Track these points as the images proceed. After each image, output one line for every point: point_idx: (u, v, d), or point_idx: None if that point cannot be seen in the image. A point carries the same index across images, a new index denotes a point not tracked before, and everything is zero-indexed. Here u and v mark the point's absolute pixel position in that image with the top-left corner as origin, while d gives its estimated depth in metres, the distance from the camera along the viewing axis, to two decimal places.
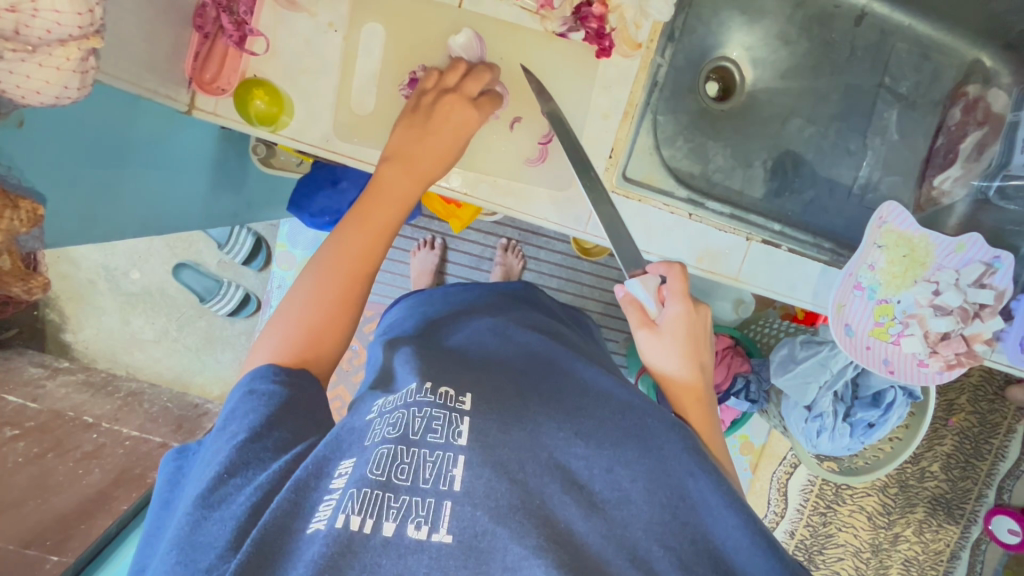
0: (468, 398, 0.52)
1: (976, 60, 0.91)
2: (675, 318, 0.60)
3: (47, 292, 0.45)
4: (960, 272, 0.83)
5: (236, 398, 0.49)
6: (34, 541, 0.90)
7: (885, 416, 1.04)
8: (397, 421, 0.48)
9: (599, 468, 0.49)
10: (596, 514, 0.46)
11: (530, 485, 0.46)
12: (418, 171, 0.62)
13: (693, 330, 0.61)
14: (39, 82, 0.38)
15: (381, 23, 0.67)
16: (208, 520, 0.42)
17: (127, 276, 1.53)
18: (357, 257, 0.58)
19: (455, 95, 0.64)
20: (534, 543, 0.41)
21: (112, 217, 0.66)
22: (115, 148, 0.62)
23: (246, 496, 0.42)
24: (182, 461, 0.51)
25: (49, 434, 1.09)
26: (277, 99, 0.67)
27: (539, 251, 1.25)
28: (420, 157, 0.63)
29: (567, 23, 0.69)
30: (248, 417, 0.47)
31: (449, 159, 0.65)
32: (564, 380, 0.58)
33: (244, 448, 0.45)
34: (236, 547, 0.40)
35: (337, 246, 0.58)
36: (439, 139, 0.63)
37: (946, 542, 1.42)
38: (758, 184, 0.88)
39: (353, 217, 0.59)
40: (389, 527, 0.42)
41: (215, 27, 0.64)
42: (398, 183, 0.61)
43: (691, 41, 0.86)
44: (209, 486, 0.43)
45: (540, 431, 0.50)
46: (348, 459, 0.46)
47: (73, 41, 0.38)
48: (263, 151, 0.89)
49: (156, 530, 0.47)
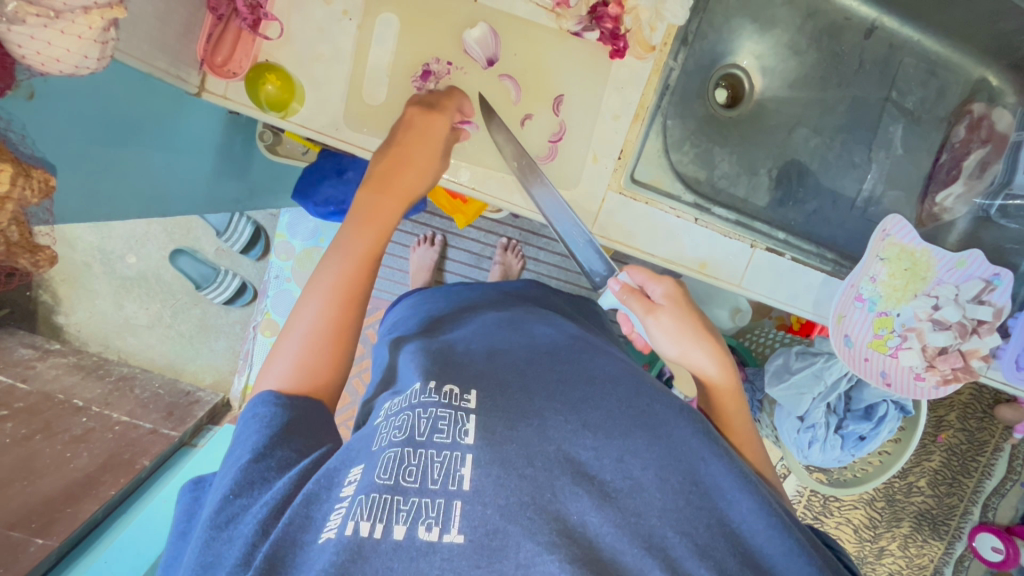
0: (473, 396, 0.52)
1: (982, 79, 0.92)
2: (672, 291, 0.63)
3: (52, 265, 0.45)
4: (960, 288, 0.83)
5: (241, 422, 0.50)
6: (19, 522, 0.88)
7: (876, 430, 1.04)
8: (403, 424, 0.48)
9: (609, 457, 0.48)
10: (609, 504, 0.45)
11: (539, 479, 0.45)
12: (398, 190, 0.61)
13: (690, 300, 0.63)
14: (60, 48, 0.37)
15: (397, 14, 0.67)
16: (218, 539, 0.43)
17: (123, 261, 1.52)
18: (343, 283, 0.56)
19: (436, 113, 0.65)
20: (547, 540, 0.41)
21: (116, 197, 0.66)
22: (121, 125, 0.61)
23: (253, 514, 0.43)
24: (199, 491, 0.51)
25: (37, 416, 1.08)
26: (289, 85, 0.67)
27: (539, 252, 1.25)
28: (401, 177, 0.62)
29: (581, 22, 0.69)
30: (252, 439, 0.48)
31: (432, 172, 0.64)
32: (572, 372, 0.57)
33: (250, 468, 0.46)
34: (245, 562, 0.40)
35: (326, 277, 0.56)
36: (418, 157, 0.63)
37: (930, 557, 1.42)
38: (763, 192, 0.88)
39: (336, 244, 0.59)
40: (400, 530, 0.41)
41: (229, 10, 0.63)
42: (377, 206, 0.60)
43: (703, 46, 0.86)
44: (216, 508, 0.44)
45: (547, 424, 0.50)
46: (356, 466, 0.46)
47: (97, 9, 0.38)
48: (269, 138, 0.86)
49: (172, 560, 0.48)
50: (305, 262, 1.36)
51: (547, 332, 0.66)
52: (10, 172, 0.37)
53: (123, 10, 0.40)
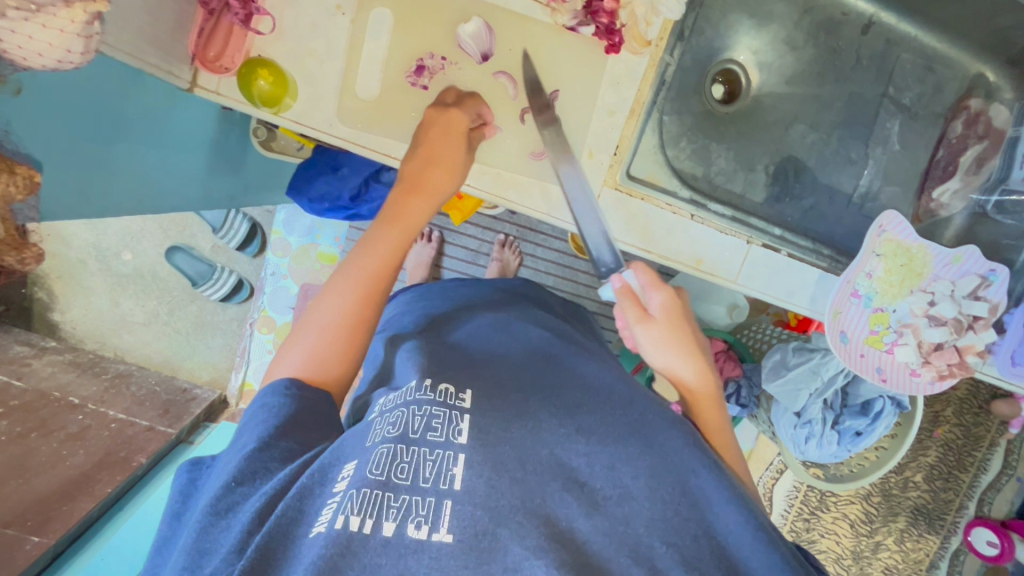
0: (468, 395, 0.52)
1: (979, 74, 0.92)
2: (667, 302, 0.62)
3: (41, 263, 0.45)
4: (956, 284, 0.83)
5: (250, 410, 0.50)
6: (14, 521, 0.88)
7: (873, 425, 1.04)
8: (397, 421, 0.49)
9: (600, 464, 0.48)
10: (598, 511, 0.46)
11: (530, 483, 0.45)
12: (427, 190, 0.62)
13: (683, 316, 0.62)
14: (42, 44, 0.37)
15: (390, 9, 0.67)
16: (216, 527, 0.42)
17: (119, 258, 1.51)
18: (366, 279, 0.56)
19: (459, 112, 0.65)
20: (534, 544, 0.42)
21: (107, 194, 0.65)
22: (112, 121, 0.61)
23: (252, 504, 0.43)
24: (196, 474, 0.51)
25: (32, 414, 1.07)
26: (282, 81, 0.66)
27: (536, 248, 1.25)
28: (430, 174, 0.62)
29: (577, 17, 0.68)
30: (258, 428, 0.48)
31: (460, 172, 0.64)
32: (566, 378, 0.58)
33: (253, 457, 0.46)
34: (240, 550, 0.40)
35: (349, 273, 0.57)
36: (444, 156, 0.63)
37: (926, 551, 1.43)
38: (759, 189, 0.88)
39: (364, 240, 0.59)
40: (389, 527, 0.41)
41: (220, 4, 0.63)
42: (406, 205, 0.60)
43: (699, 41, 0.85)
44: (217, 495, 0.44)
45: (540, 427, 0.50)
46: (349, 462, 0.45)
47: (81, 3, 0.37)
48: (263, 134, 0.86)
49: (166, 540, 0.49)
50: (302, 259, 1.36)
51: (542, 335, 0.66)
52: None
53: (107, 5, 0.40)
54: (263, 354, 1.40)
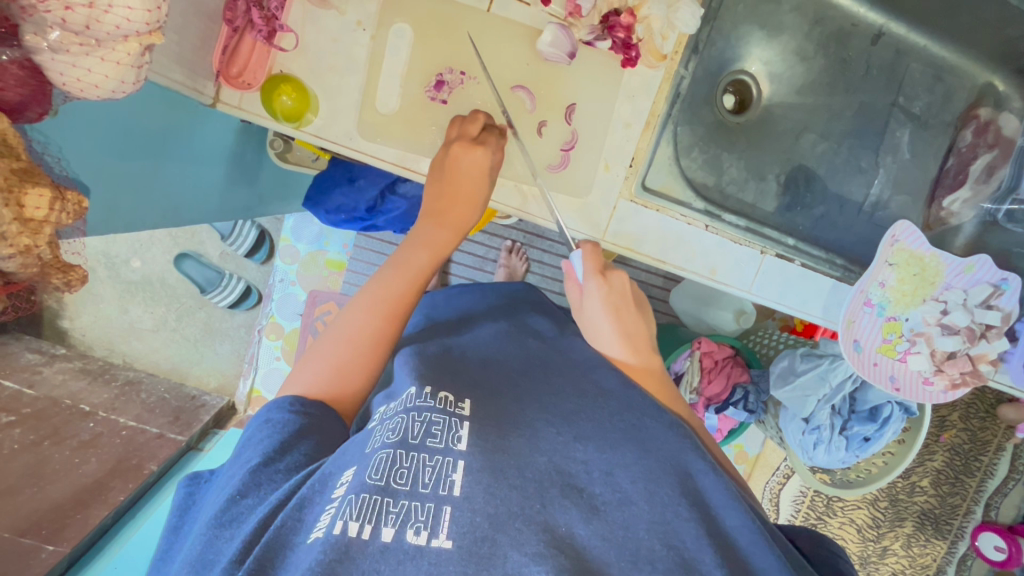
0: (467, 404, 0.53)
1: (988, 84, 0.92)
2: (598, 294, 0.63)
3: (84, 284, 0.45)
4: (968, 293, 0.84)
5: (254, 424, 0.52)
6: (28, 530, 0.88)
7: (880, 431, 1.04)
8: (397, 426, 0.49)
9: (599, 470, 0.49)
10: (597, 517, 0.46)
11: (528, 490, 0.46)
12: (450, 222, 0.67)
13: (613, 306, 0.63)
14: (98, 74, 0.37)
15: (410, 24, 0.67)
16: (221, 537, 0.44)
17: (128, 265, 1.52)
18: (386, 300, 0.61)
19: (478, 146, 0.66)
20: (534, 550, 0.42)
21: (129, 210, 0.67)
22: (135, 140, 0.62)
23: (255, 514, 0.44)
24: (194, 489, 0.53)
25: (45, 422, 1.07)
26: (304, 96, 0.67)
27: (543, 255, 1.26)
28: (452, 208, 0.67)
29: (594, 31, 0.69)
30: (261, 444, 0.50)
31: (479, 204, 0.68)
32: (565, 384, 0.58)
33: (258, 470, 0.47)
34: (240, 560, 0.41)
35: (370, 294, 0.61)
36: (463, 189, 0.67)
37: (933, 556, 1.44)
38: (771, 198, 0.88)
39: (382, 267, 0.64)
40: (388, 533, 0.42)
41: (244, 21, 0.63)
42: (433, 236, 0.65)
43: (711, 52, 0.85)
44: (222, 507, 0.45)
45: (538, 436, 0.51)
46: (349, 468, 0.46)
47: (137, 36, 0.38)
48: (279, 147, 0.87)
49: (165, 554, 0.51)
50: (310, 266, 1.37)
51: (545, 343, 0.68)
52: (48, 196, 0.36)
53: (160, 36, 0.41)
54: (270, 361, 1.39)
